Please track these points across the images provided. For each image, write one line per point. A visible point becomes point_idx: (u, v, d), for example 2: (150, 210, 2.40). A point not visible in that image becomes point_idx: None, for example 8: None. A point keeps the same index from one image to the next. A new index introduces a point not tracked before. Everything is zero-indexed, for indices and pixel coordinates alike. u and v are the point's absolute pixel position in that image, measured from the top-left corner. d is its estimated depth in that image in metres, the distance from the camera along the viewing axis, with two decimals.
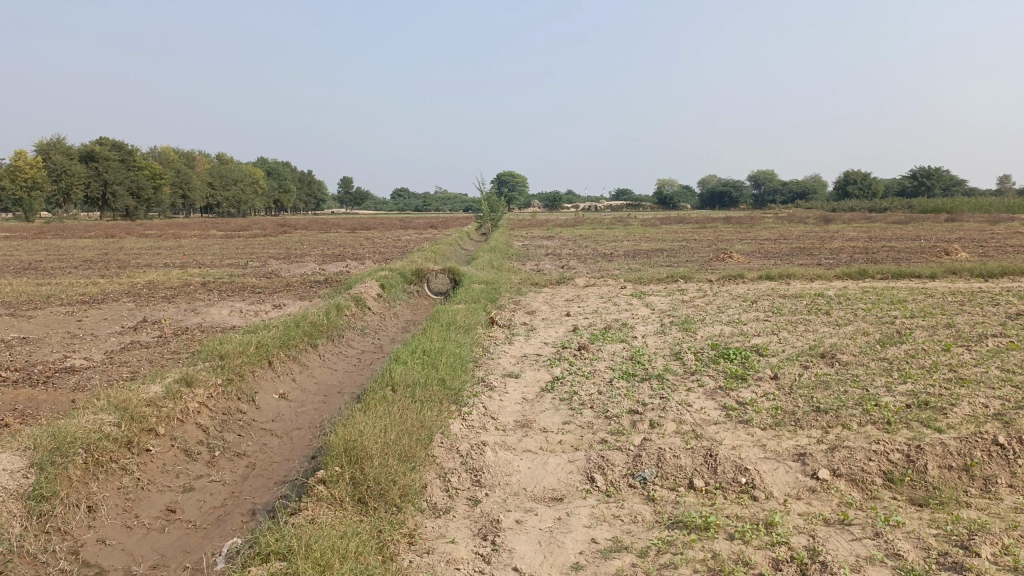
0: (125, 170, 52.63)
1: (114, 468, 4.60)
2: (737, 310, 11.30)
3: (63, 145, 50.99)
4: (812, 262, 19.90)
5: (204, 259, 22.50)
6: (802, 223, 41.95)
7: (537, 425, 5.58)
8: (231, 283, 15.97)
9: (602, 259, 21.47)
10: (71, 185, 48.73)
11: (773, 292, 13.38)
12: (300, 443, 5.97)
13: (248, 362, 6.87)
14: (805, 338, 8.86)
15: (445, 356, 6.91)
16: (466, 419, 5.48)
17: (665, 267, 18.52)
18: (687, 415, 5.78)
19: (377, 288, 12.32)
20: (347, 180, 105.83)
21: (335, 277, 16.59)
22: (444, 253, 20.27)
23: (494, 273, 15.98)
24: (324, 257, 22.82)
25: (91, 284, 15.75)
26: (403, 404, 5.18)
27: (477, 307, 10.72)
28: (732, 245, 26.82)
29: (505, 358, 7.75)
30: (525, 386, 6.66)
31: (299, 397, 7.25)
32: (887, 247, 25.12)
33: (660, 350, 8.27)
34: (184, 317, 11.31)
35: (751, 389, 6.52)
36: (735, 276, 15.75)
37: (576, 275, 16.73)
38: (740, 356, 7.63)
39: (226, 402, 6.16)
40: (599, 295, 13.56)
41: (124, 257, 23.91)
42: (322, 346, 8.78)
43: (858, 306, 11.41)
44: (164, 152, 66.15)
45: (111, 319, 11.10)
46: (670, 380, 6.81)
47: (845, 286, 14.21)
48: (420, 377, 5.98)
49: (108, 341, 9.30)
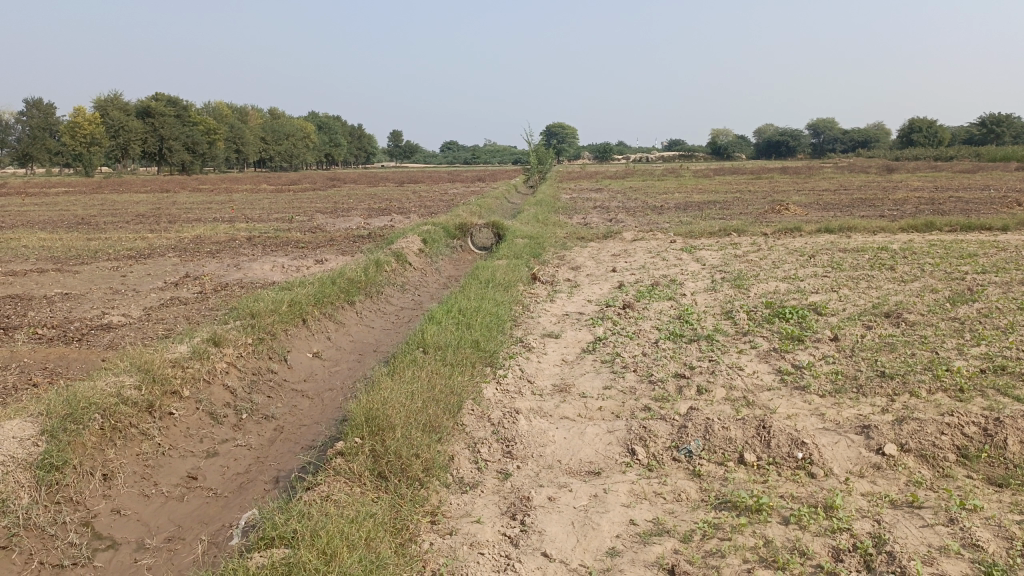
0: (180, 125, 53.18)
1: (133, 434, 4.46)
2: (794, 265, 10.72)
3: (120, 101, 51.75)
4: (875, 214, 18.94)
5: (252, 214, 22.59)
6: (863, 172, 40.21)
7: (576, 390, 5.26)
8: (276, 237, 15.93)
9: (652, 212, 20.82)
10: (128, 140, 49.59)
11: (832, 245, 12.70)
12: (331, 404, 5.76)
13: (280, 320, 6.68)
14: (868, 296, 8.30)
15: (481, 315, 6.61)
16: (500, 384, 5.19)
17: (717, 219, 17.82)
18: (738, 380, 5.38)
19: (418, 243, 12.08)
20: (397, 133, 105.79)
21: (379, 232, 16.41)
22: (490, 206, 19.89)
23: (540, 227, 15.58)
24: (370, 211, 22.68)
25: (140, 238, 15.87)
26: (432, 368, 4.90)
27: (520, 262, 10.37)
28: (789, 196, 25.84)
29: (546, 317, 7.41)
30: (565, 347, 6.33)
31: (334, 355, 7.05)
32: (955, 198, 23.83)
33: (710, 308, 7.82)
34: (226, 272, 11.23)
35: (808, 352, 6.06)
36: (792, 229, 15.04)
37: (625, 229, 16.22)
38: (797, 316, 7.15)
39: (257, 361, 5.98)
40: (648, 249, 13.07)
41: (175, 211, 24.15)
42: (359, 303, 8.57)
43: (925, 261, 10.72)
44: (216, 107, 66.72)
45: (155, 275, 11.09)
46: (720, 341, 6.39)
47: (912, 239, 13.42)
48: (452, 338, 5.68)
49: (149, 298, 9.25)
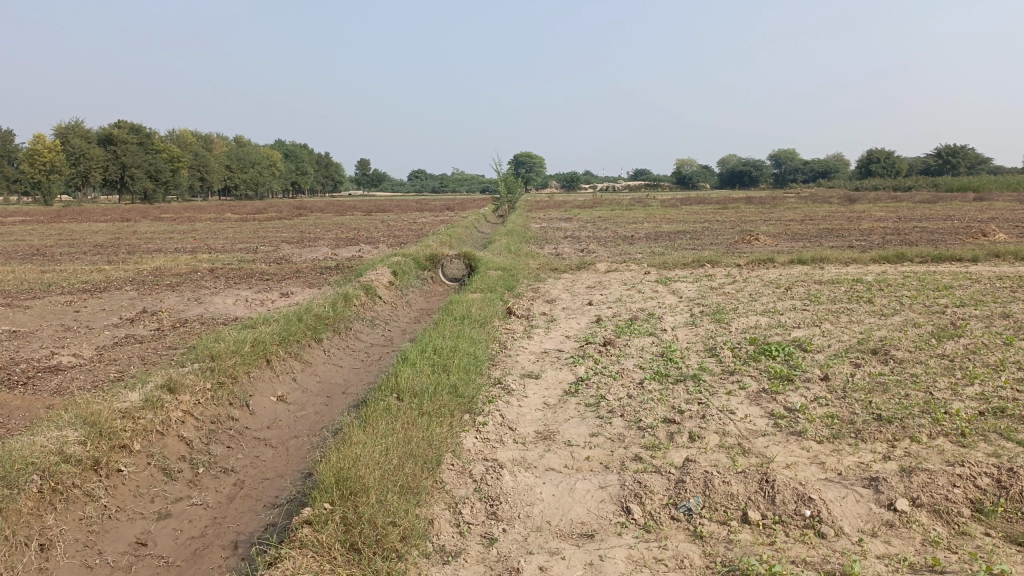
0: (143, 153, 52.24)
1: (76, 495, 4.03)
2: (772, 298, 10.55)
3: (81, 128, 50.71)
4: (843, 244, 19.03)
5: (215, 244, 21.97)
6: (826, 203, 40.79)
7: (560, 438, 4.94)
8: (240, 269, 15.41)
9: (623, 242, 20.70)
10: (89, 168, 48.52)
11: (807, 277, 12.60)
12: (297, 454, 5.37)
13: (242, 362, 6.26)
14: (851, 331, 8.11)
15: (457, 356, 6.26)
16: (480, 432, 4.85)
17: (689, 250, 17.73)
18: (731, 425, 5.09)
19: (388, 276, 11.71)
20: (364, 162, 105.56)
21: (346, 263, 16.00)
22: (460, 236, 19.61)
23: (512, 258, 15.31)
24: (337, 241, 22.25)
25: (97, 270, 15.27)
26: (406, 417, 4.56)
27: (494, 296, 10.06)
28: (757, 226, 25.98)
29: (524, 355, 7.08)
30: (546, 390, 6.00)
31: (300, 399, 6.64)
32: (920, 228, 24.12)
33: (692, 344, 7.56)
34: (186, 307, 10.73)
35: (799, 393, 5.81)
36: (765, 260, 14.96)
37: (597, 259, 16.01)
38: (783, 353, 6.91)
39: (216, 409, 5.57)
40: (622, 281, 12.86)
41: (135, 241, 23.47)
42: (327, 341, 8.16)
43: (902, 293, 10.64)
44: (181, 135, 65.74)
45: (110, 310, 10.55)
46: (707, 382, 6.12)
47: (884, 270, 13.40)
48: (428, 383, 5.33)
49: (102, 336, 8.75)
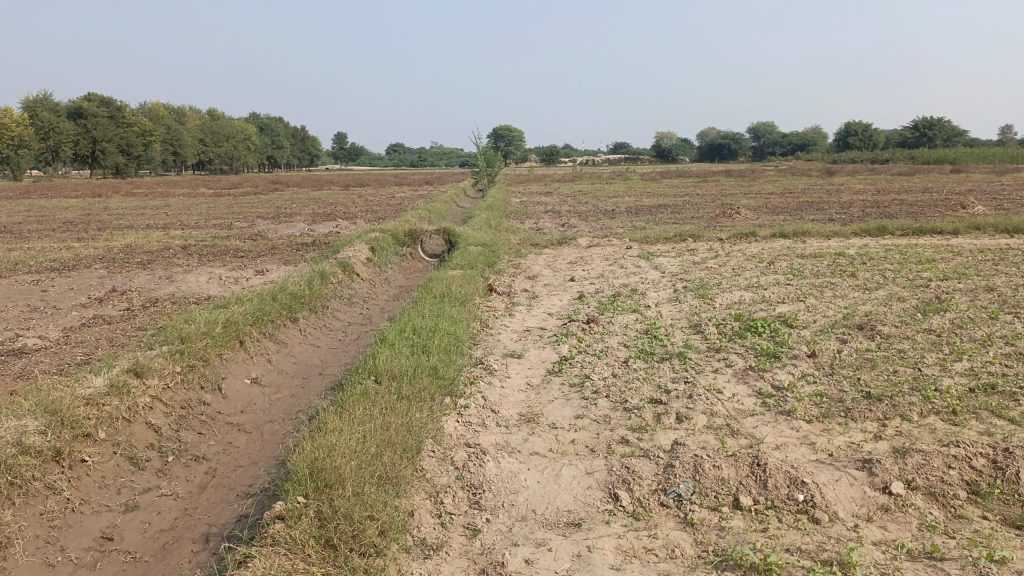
0: (114, 127, 51.14)
1: (36, 489, 3.82)
2: (755, 272, 10.44)
3: (49, 101, 49.45)
4: (824, 217, 19.00)
5: (189, 220, 21.50)
6: (804, 175, 40.85)
7: (544, 420, 4.79)
8: (214, 246, 15.05)
9: (604, 216, 20.54)
10: (59, 143, 47.48)
11: (790, 251, 12.52)
12: (272, 440, 5.18)
13: (214, 344, 6.04)
14: (836, 306, 8.02)
15: (437, 336, 6.08)
16: (462, 416, 4.70)
17: (671, 224, 17.60)
18: (719, 405, 4.97)
19: (366, 253, 11.46)
20: (341, 136, 104.26)
21: (323, 239, 15.70)
22: (439, 211, 19.35)
23: (492, 233, 15.08)
24: (314, 216, 21.91)
25: (65, 248, 14.87)
26: (383, 401, 4.39)
27: (475, 273, 9.87)
28: (738, 200, 25.89)
29: (506, 334, 6.92)
30: (528, 370, 5.85)
31: (275, 381, 6.44)
32: (899, 200, 24.17)
33: (677, 321, 7.42)
34: (157, 286, 10.44)
35: (787, 370, 5.70)
36: (747, 234, 14.86)
37: (578, 234, 15.84)
38: (769, 329, 6.79)
39: (186, 393, 5.35)
40: (604, 256, 12.71)
41: (106, 218, 22.97)
42: (303, 320, 7.93)
43: (885, 267, 10.57)
44: (153, 108, 64.35)
45: (78, 290, 10.24)
46: (693, 360, 5.99)
47: (866, 243, 13.35)
48: (407, 365, 5.15)
49: (69, 316, 8.46)
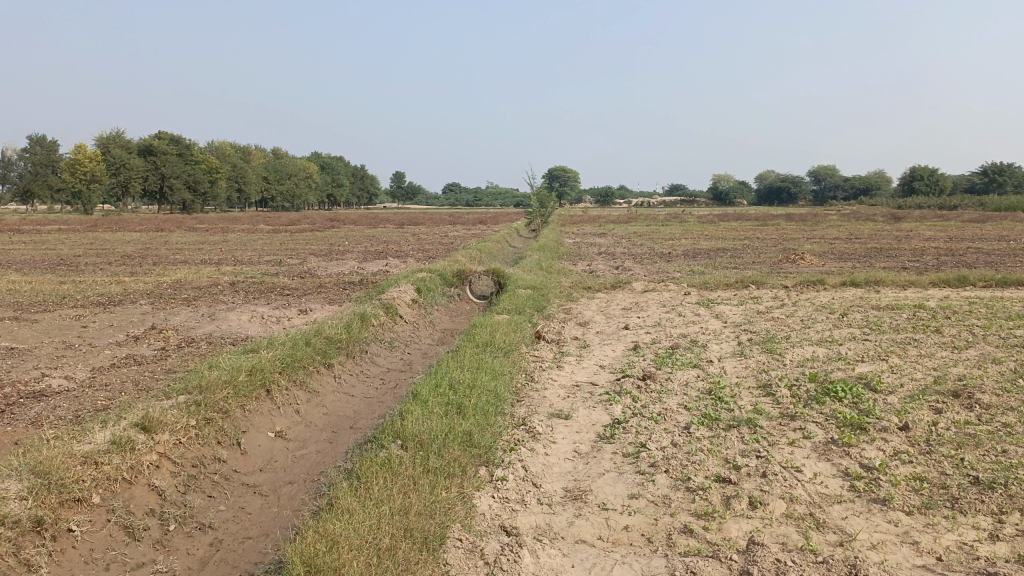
0: (182, 164, 52.57)
1: (9, 566, 3.34)
2: (827, 325, 9.63)
3: (122, 138, 51.18)
4: (896, 265, 18.01)
5: (242, 256, 21.55)
6: (868, 220, 39.53)
7: (593, 498, 4.15)
8: (261, 283, 14.85)
9: (660, 259, 19.84)
10: (129, 178, 48.90)
11: (862, 301, 11.64)
12: (287, 507, 4.64)
13: (236, 394, 5.57)
14: (923, 367, 7.19)
15: (477, 393, 5.51)
16: (498, 492, 4.11)
17: (731, 269, 16.81)
18: (800, 489, 4.26)
19: (412, 293, 11.01)
20: (399, 175, 106.04)
21: (371, 278, 15.38)
22: (490, 251, 18.92)
23: (544, 276, 14.56)
24: (365, 254, 21.72)
25: (116, 282, 14.80)
26: (405, 477, 3.83)
27: (522, 319, 9.31)
28: (801, 245, 24.86)
29: (553, 390, 6.30)
30: (577, 434, 5.22)
31: (301, 436, 5.93)
32: (975, 249, 22.83)
33: (743, 380, 6.71)
34: (197, 324, 10.13)
35: (875, 446, 4.94)
36: (814, 282, 14.00)
37: (634, 278, 15.18)
38: (850, 394, 6.03)
39: (199, 450, 4.87)
40: (660, 302, 12.03)
41: (163, 252, 23.11)
42: (338, 366, 7.44)
43: (971, 322, 9.66)
44: (219, 146, 66.25)
45: (117, 326, 9.97)
46: (764, 428, 5.28)
47: (946, 295, 12.39)
48: (438, 429, 4.57)
49: (101, 355, 8.14)
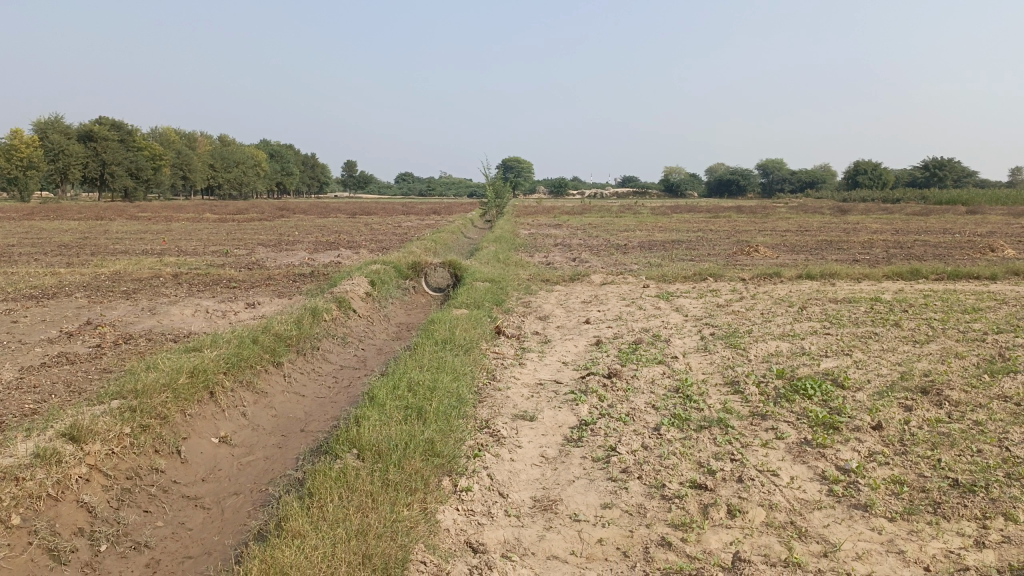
0: (124, 150, 50.79)
1: None
2: (788, 319, 9.56)
3: (60, 123, 49.14)
4: (848, 257, 18.17)
5: (187, 246, 20.78)
6: (816, 212, 40.26)
7: (564, 509, 3.90)
8: (206, 275, 14.24)
9: (616, 251, 19.74)
10: (68, 164, 47.10)
11: (819, 295, 11.64)
12: (232, 521, 4.29)
13: (176, 398, 5.17)
14: (888, 362, 7.11)
15: (436, 396, 5.21)
16: (462, 504, 3.82)
17: (688, 261, 16.77)
18: (779, 494, 4.07)
19: (365, 286, 10.63)
20: (350, 164, 104.52)
21: (322, 270, 14.90)
22: (445, 242, 18.56)
23: (501, 268, 14.28)
24: (316, 245, 21.15)
25: (50, 274, 14.02)
26: (361, 495, 3.52)
27: (481, 313, 9.02)
28: (754, 237, 25.06)
29: (516, 389, 6.03)
30: (543, 437, 4.96)
31: (248, 441, 5.56)
32: (921, 241, 23.27)
33: (710, 377, 6.54)
34: (137, 319, 9.58)
35: (850, 447, 4.79)
36: (770, 275, 14.01)
37: (591, 270, 15.02)
38: (820, 391, 5.88)
39: (135, 461, 4.48)
40: (619, 296, 11.86)
41: (102, 242, 22.14)
42: (288, 364, 7.05)
43: (928, 316, 9.68)
44: (164, 132, 64.18)
45: (50, 322, 9.36)
46: (736, 429, 5.09)
47: (900, 288, 12.48)
48: (397, 437, 4.27)
49: (30, 354, 7.58)
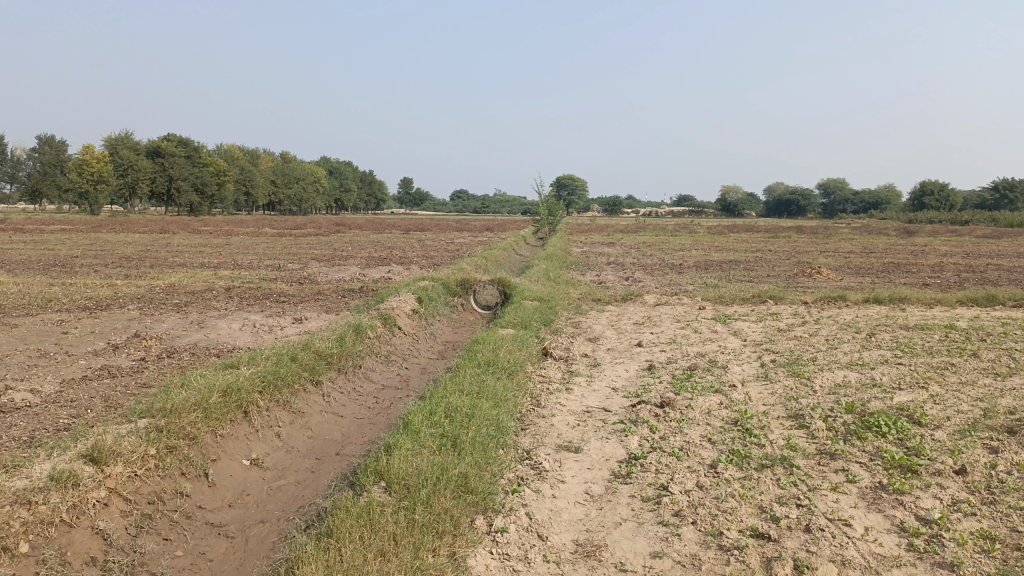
0: (190, 166, 52.05)
1: None
2: (855, 346, 8.98)
3: (131, 140, 50.64)
4: (917, 281, 17.29)
5: (242, 259, 21.05)
6: (881, 234, 38.89)
7: (609, 556, 3.53)
8: (257, 288, 14.28)
9: (671, 271, 19.23)
10: (137, 179, 48.49)
11: (888, 321, 10.98)
12: (255, 552, 4.04)
13: (207, 418, 4.97)
14: (969, 397, 6.53)
15: (476, 424, 4.90)
16: (497, 547, 3.50)
17: (747, 283, 16.17)
18: (852, 549, 3.63)
19: (412, 303, 10.42)
20: (407, 181, 105.86)
21: (371, 286, 14.81)
22: (496, 259, 18.34)
23: (551, 286, 13.96)
24: (368, 260, 21.16)
25: (107, 285, 14.24)
26: (387, 540, 3.22)
27: (529, 334, 8.70)
28: (816, 258, 24.24)
29: (561, 417, 5.68)
30: (589, 471, 4.61)
31: (282, 465, 5.33)
32: (996, 265, 22.12)
33: (771, 409, 6.09)
34: (184, 333, 9.53)
35: (931, 494, 4.31)
36: (834, 298, 13.36)
37: (645, 290, 14.57)
38: (894, 429, 5.38)
39: (159, 484, 4.28)
40: (674, 317, 11.41)
41: (162, 254, 22.63)
42: (328, 383, 6.83)
43: (1009, 346, 8.99)
44: (228, 149, 65.91)
45: (99, 334, 9.38)
46: (801, 469, 4.65)
47: (976, 315, 11.71)
48: (430, 472, 3.97)
49: (74, 366, 7.53)
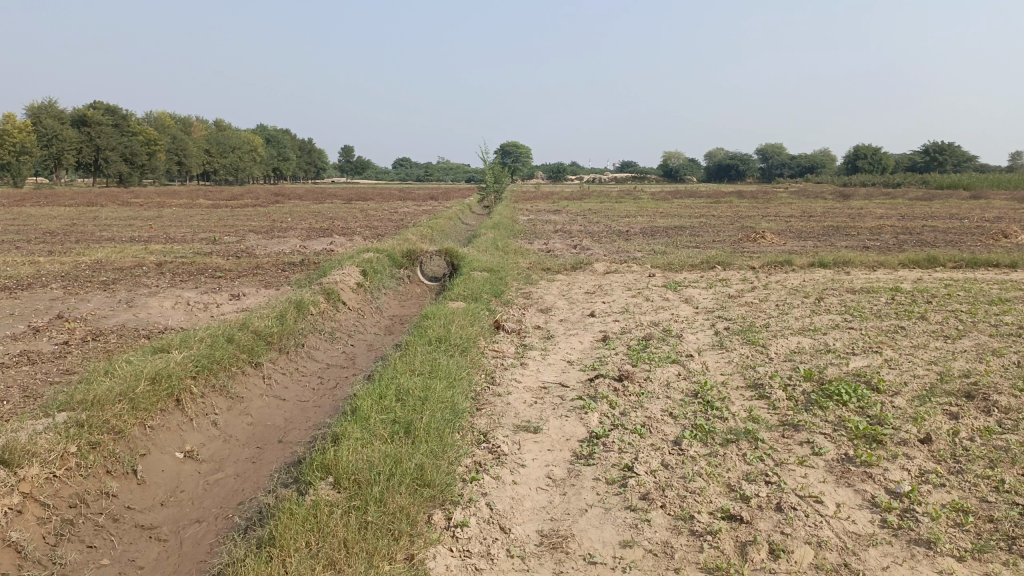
0: (118, 136, 49.72)
1: None
2: (806, 312, 8.95)
3: (54, 108, 47.96)
4: (858, 244, 17.54)
5: (176, 233, 20.14)
6: (818, 198, 39.56)
7: (576, 548, 3.31)
8: (191, 263, 13.60)
9: (618, 238, 19.13)
10: (62, 150, 46.13)
11: (835, 284, 11.02)
12: (190, 557, 3.71)
13: (134, 409, 4.57)
14: (923, 361, 6.51)
15: (428, 407, 4.61)
16: (457, 545, 3.24)
17: (694, 249, 16.14)
18: (827, 528, 3.49)
19: (356, 276, 10.01)
20: (347, 150, 103.69)
21: (313, 258, 14.27)
22: (442, 228, 17.91)
23: (500, 256, 13.67)
24: (309, 232, 20.48)
25: (28, 263, 13.38)
26: (336, 548, 2.93)
27: (479, 307, 8.40)
28: (759, 222, 24.48)
29: (517, 395, 5.44)
30: (549, 453, 4.38)
31: (219, 456, 4.98)
32: (930, 227, 22.64)
33: (730, 379, 5.96)
34: (111, 313, 8.95)
35: (898, 466, 4.21)
36: (781, 263, 13.40)
37: (594, 258, 14.38)
38: (855, 397, 5.29)
39: (81, 486, 3.89)
40: (625, 286, 11.25)
41: (89, 228, 21.47)
42: (268, 365, 6.45)
43: (953, 308, 9.08)
44: (159, 117, 63.26)
45: (18, 316, 8.75)
46: (767, 443, 4.51)
47: (918, 277, 11.86)
48: (381, 465, 3.68)
49: None
